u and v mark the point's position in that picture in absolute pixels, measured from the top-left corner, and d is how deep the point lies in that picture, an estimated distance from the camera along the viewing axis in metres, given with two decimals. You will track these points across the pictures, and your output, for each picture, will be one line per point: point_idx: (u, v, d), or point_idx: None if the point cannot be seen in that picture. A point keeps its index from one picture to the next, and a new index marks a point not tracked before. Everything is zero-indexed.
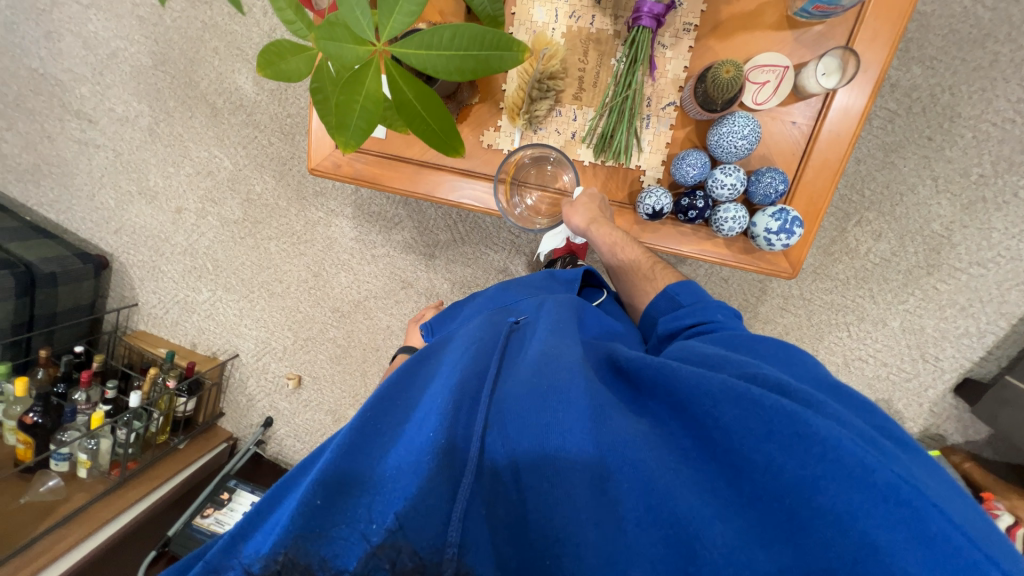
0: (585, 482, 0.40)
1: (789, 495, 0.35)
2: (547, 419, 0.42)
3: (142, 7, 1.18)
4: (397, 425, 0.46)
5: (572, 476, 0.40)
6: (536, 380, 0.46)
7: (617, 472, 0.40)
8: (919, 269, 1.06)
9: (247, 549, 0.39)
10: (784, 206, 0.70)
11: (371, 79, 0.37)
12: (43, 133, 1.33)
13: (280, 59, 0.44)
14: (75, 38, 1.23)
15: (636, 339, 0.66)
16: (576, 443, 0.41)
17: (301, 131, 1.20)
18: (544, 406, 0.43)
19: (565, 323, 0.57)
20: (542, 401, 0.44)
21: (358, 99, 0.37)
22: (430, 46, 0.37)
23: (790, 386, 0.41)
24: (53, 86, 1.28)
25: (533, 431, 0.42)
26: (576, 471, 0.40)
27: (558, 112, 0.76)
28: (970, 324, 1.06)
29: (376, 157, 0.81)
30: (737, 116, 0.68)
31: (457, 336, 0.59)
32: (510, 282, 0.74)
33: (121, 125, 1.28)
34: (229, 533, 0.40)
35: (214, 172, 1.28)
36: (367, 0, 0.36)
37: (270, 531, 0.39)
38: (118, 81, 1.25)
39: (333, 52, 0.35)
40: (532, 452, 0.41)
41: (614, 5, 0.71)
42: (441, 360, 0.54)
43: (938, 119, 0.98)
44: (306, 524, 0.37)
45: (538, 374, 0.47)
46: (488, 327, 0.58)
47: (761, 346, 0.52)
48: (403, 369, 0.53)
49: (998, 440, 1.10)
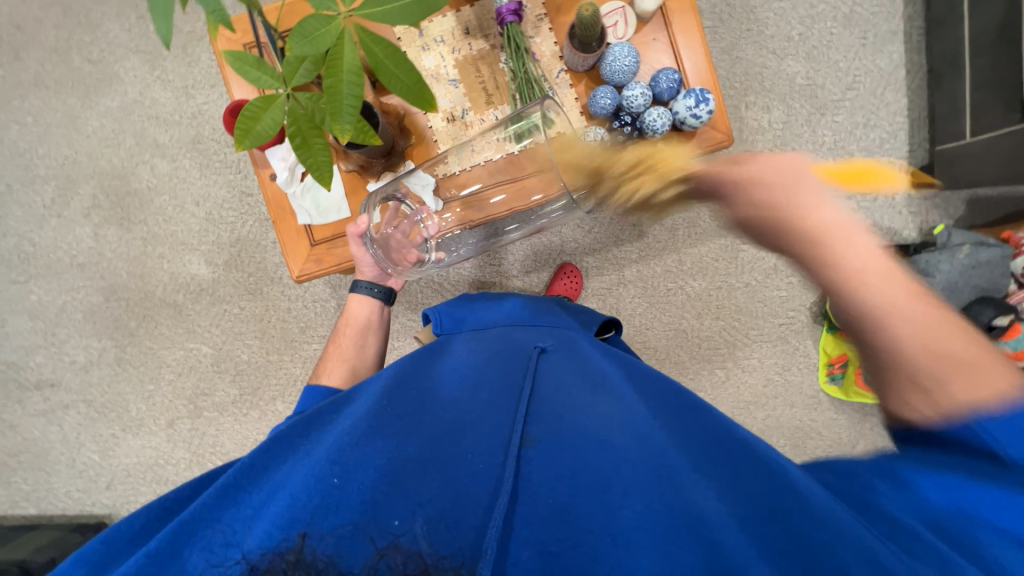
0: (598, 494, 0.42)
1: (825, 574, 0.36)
2: (591, 453, 0.44)
3: (80, 255, 1.23)
4: (422, 431, 0.45)
5: (571, 466, 0.43)
6: (585, 415, 0.49)
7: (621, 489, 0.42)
8: (814, 114, 1.24)
9: (228, 548, 0.36)
10: (689, 89, 0.84)
11: (347, 51, 0.43)
12: (5, 425, 1.25)
13: (255, 122, 0.51)
14: (20, 314, 1.24)
15: (599, 351, 0.70)
16: (584, 473, 0.43)
17: (266, 283, 1.23)
18: (588, 438, 0.46)
19: (582, 363, 0.63)
20: (583, 432, 0.47)
21: (342, 75, 0.43)
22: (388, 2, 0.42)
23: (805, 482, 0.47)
24: (6, 372, 1.24)
25: (563, 454, 0.44)
26: (601, 496, 0.41)
27: (482, 120, 0.88)
28: (882, 133, 1.24)
29: (349, 235, 0.89)
30: (613, 46, 0.82)
31: (480, 354, 0.63)
32: (530, 299, 0.86)
33: (86, 372, 1.24)
34: (182, 518, 0.38)
35: (196, 365, 1.24)
36: None
37: (262, 525, 0.37)
38: (74, 331, 1.24)
39: (309, 38, 0.41)
40: (556, 478, 0.43)
41: (479, 27, 0.87)
42: (479, 374, 0.56)
43: (744, 15, 1.22)
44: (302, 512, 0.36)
45: (582, 409, 0.51)
46: (510, 351, 0.63)
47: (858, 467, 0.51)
48: (415, 370, 0.56)
49: (976, 202, 1.21)
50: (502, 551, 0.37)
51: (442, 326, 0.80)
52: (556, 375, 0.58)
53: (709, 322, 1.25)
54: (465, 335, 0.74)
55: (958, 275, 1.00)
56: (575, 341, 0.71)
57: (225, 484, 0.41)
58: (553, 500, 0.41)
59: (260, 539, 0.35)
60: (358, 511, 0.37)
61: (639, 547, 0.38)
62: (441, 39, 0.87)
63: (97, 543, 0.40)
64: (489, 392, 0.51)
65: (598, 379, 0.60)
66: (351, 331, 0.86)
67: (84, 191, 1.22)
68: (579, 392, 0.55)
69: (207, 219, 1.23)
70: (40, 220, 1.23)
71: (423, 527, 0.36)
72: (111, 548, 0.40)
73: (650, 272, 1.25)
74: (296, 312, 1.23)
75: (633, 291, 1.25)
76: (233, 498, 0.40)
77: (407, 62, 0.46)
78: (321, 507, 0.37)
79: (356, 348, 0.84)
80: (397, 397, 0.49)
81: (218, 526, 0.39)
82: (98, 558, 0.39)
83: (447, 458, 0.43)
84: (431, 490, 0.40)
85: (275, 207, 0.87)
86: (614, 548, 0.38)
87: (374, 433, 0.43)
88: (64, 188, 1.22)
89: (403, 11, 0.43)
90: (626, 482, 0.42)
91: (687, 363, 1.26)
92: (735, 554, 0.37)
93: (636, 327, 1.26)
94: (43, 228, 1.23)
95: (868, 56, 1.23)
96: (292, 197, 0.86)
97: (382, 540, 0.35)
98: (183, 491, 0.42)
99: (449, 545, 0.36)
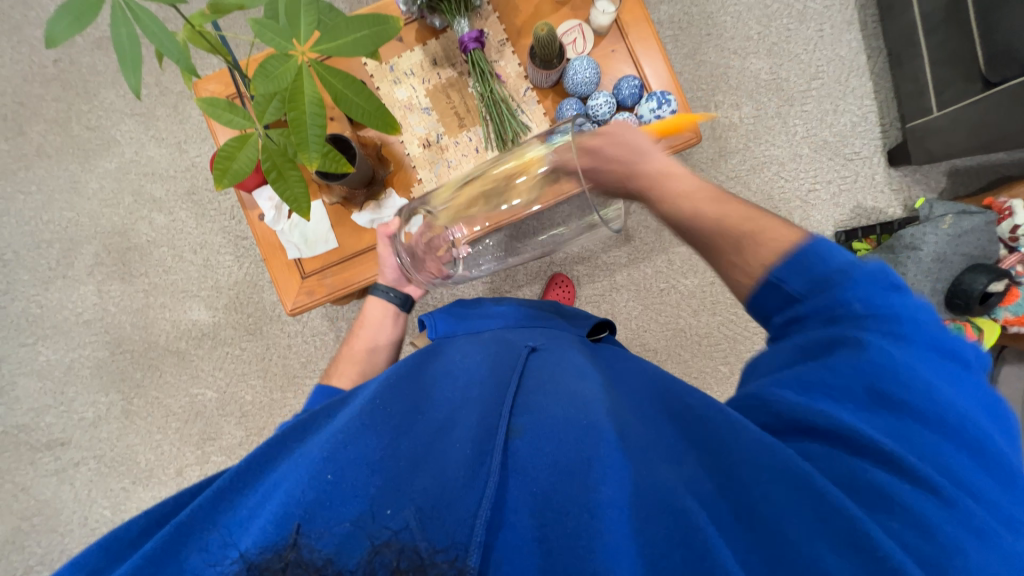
0: (589, 479, 0.42)
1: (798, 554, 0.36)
2: (580, 441, 0.45)
3: (85, 312, 1.27)
4: (414, 429, 0.45)
5: (561, 455, 0.44)
6: (573, 404, 0.50)
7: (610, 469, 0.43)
8: (782, 106, 1.27)
9: (220, 553, 0.35)
10: (651, 92, 0.87)
11: (307, 85, 0.46)
12: (17, 488, 1.26)
13: (231, 161, 0.54)
14: (29, 377, 1.27)
15: (583, 348, 0.71)
16: (573, 460, 0.43)
17: (266, 322, 1.26)
18: (579, 426, 0.46)
19: (566, 358, 0.64)
20: (574, 420, 0.47)
21: (305, 107, 0.47)
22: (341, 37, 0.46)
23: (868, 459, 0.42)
24: (17, 434, 1.26)
25: (553, 444, 0.45)
26: (592, 481, 0.42)
27: (457, 143, 0.91)
28: (852, 118, 1.26)
29: (339, 263, 0.91)
30: (573, 61, 0.86)
31: (467, 356, 0.64)
32: (521, 302, 0.87)
33: (95, 427, 1.26)
34: (178, 521, 0.36)
35: (201, 410, 1.25)
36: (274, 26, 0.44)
37: (255, 526, 0.36)
38: (82, 388, 1.26)
39: (269, 77, 0.45)
40: (548, 468, 0.43)
41: (446, 58, 0.91)
42: (470, 375, 0.57)
43: (702, 21, 1.28)
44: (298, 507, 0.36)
45: (570, 398, 0.51)
46: (498, 351, 0.64)
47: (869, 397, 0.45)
48: (406, 371, 0.56)
49: (956, 174, 1.22)
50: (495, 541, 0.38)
51: (438, 331, 0.81)
52: (545, 370, 0.58)
53: (706, 318, 1.25)
54: (457, 339, 0.75)
55: (945, 245, 1.00)
56: (563, 341, 0.72)
57: (221, 487, 0.39)
58: (539, 488, 0.42)
59: (253, 538, 0.34)
60: (352, 507, 0.37)
61: (614, 527, 0.39)
62: (410, 71, 0.91)
63: (93, 546, 0.37)
64: (477, 390, 0.53)
65: (585, 372, 0.60)
66: (366, 331, 0.85)
67: (87, 250, 1.27)
68: (567, 384, 0.55)
69: (205, 266, 1.27)
70: (47, 282, 1.27)
71: (417, 520, 0.36)
72: (109, 552, 0.37)
73: (641, 274, 1.26)
74: (296, 348, 1.25)
75: (626, 294, 1.26)
76: (223, 501, 0.38)
77: (365, 89, 0.49)
78: (316, 504, 0.37)
79: (371, 348, 0.83)
80: (389, 396, 0.49)
81: (211, 527, 0.37)
82: (96, 564, 0.36)
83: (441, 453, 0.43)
84: (425, 486, 0.39)
85: (265, 245, 0.90)
86: (604, 531, 0.39)
87: (367, 428, 0.43)
88: (69, 250, 1.27)
89: (359, 46, 0.47)
90: (618, 468, 0.43)
91: (689, 362, 1.25)
92: (704, 521, 0.38)
93: (634, 330, 1.26)
94: (50, 290, 1.27)
95: (827, 46, 1.27)
96: (280, 234, 0.89)
97: (378, 539, 0.34)
98: (179, 495, 0.40)
99: (445, 540, 0.36)
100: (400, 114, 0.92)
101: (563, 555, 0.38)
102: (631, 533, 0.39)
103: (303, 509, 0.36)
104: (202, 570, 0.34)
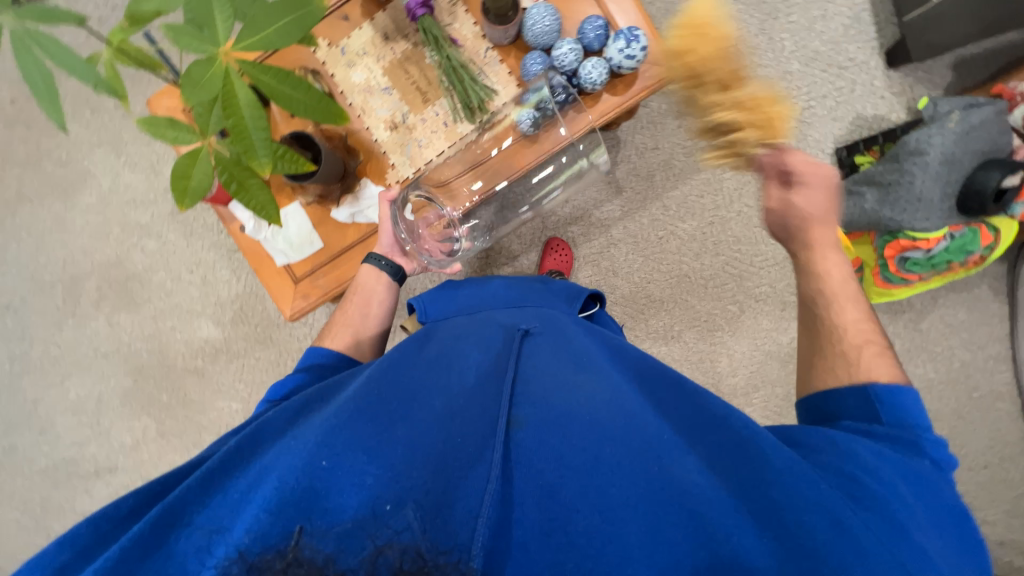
0: (585, 476, 0.44)
1: (820, 556, 0.40)
2: (579, 439, 0.47)
3: (102, 345, 1.30)
4: (409, 416, 0.47)
5: (559, 450, 0.46)
6: (572, 398, 0.51)
7: (606, 469, 0.45)
8: (765, 21, 1.18)
9: (220, 540, 0.38)
10: (618, 31, 0.80)
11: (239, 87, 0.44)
12: (80, 515, 1.34)
13: (188, 180, 0.53)
14: (65, 413, 1.32)
15: (569, 318, 0.73)
16: (569, 457, 0.46)
17: (274, 329, 1.27)
18: (577, 421, 0.48)
19: (564, 339, 0.64)
20: (572, 416, 0.49)
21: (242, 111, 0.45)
22: (263, 29, 0.43)
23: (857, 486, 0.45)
24: (67, 467, 1.33)
25: (552, 441, 0.47)
26: (590, 482, 0.44)
27: (424, 120, 0.87)
28: (843, 21, 1.17)
29: (328, 262, 0.90)
30: (530, 11, 0.81)
31: (458, 335, 0.65)
32: (514, 278, 0.86)
33: (136, 451, 1.32)
34: (166, 503, 0.40)
35: (230, 421, 1.30)
36: (191, 28, 0.41)
37: (252, 511, 0.38)
38: (116, 416, 1.32)
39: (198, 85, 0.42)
40: (547, 466, 0.45)
41: (397, 30, 0.86)
42: (464, 359, 0.58)
43: None
44: (289, 496, 0.38)
45: (565, 390, 0.53)
46: (492, 332, 0.65)
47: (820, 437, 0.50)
48: (398, 351, 0.58)
49: (962, 66, 1.13)
50: (490, 534, 0.41)
51: (428, 316, 0.81)
52: (542, 359, 0.59)
53: (710, 260, 1.22)
54: (450, 321, 0.75)
55: (953, 145, 0.94)
56: (559, 321, 0.71)
57: (210, 470, 0.43)
58: (547, 485, 0.45)
59: (249, 529, 0.37)
60: (350, 499, 0.39)
61: (628, 522, 0.42)
62: (363, 51, 0.87)
63: (85, 522, 0.41)
64: (475, 378, 0.54)
65: (584, 358, 0.60)
66: (358, 298, 0.80)
67: (89, 285, 1.29)
68: (566, 373, 0.56)
69: (204, 283, 1.28)
70: (59, 322, 1.30)
71: (415, 516, 0.39)
72: (98, 531, 0.41)
73: (637, 225, 1.22)
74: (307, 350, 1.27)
75: (625, 248, 1.23)
76: (216, 480, 0.43)
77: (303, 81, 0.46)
78: (312, 495, 0.39)
79: (362, 317, 0.78)
80: (381, 384, 0.50)
81: (202, 510, 0.41)
82: (84, 544, 0.40)
83: (436, 444, 0.45)
84: (424, 480, 0.41)
85: (252, 256, 0.90)
86: (603, 529, 0.42)
87: (359, 418, 0.44)
88: (72, 288, 1.29)
89: (290, 36, 0.43)
90: (614, 466, 0.45)
91: (697, 306, 1.23)
92: (717, 523, 0.42)
93: (637, 283, 1.24)
94: (63, 329, 1.30)
95: None
96: (264, 242, 0.88)
97: (380, 539, 0.37)
98: (165, 478, 0.43)
99: (446, 540, 0.39)
100: (361, 99, 0.88)
101: (573, 555, 0.41)
102: (631, 531, 0.42)
103: (299, 504, 0.38)
104: (202, 550, 0.37)
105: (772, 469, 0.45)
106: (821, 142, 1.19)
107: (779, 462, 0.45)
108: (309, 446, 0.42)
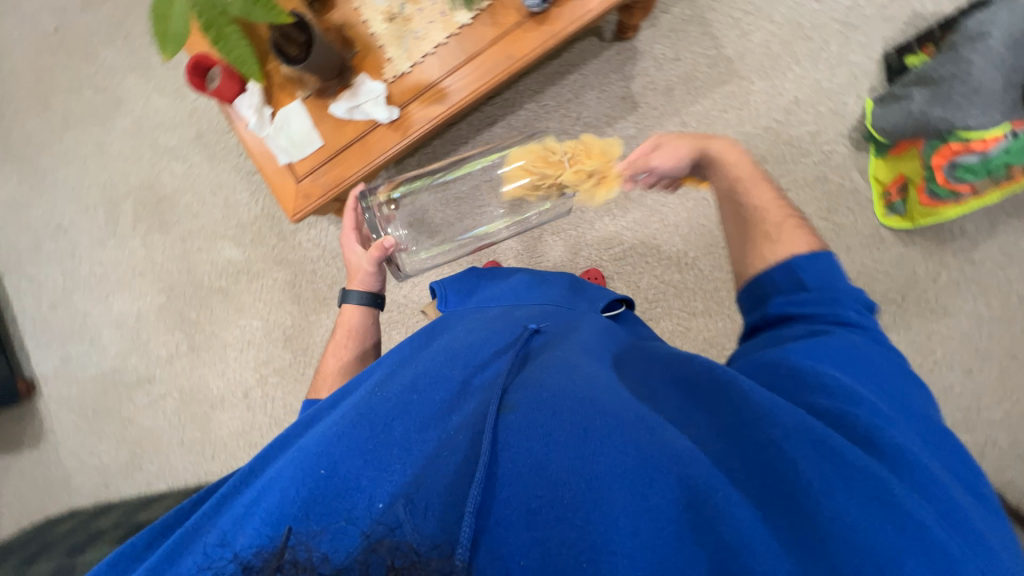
0: (584, 451, 0.39)
1: (808, 492, 0.36)
2: (578, 417, 0.42)
3: (140, 264, 1.40)
4: (407, 416, 0.46)
5: (552, 428, 0.41)
6: (571, 381, 0.47)
7: (606, 441, 0.39)
8: None
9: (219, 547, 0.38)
10: None
11: None
12: (123, 420, 1.44)
13: (165, 22, 0.57)
14: (110, 326, 1.44)
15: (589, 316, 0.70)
16: (562, 439, 0.40)
17: (291, 251, 1.33)
18: (577, 400, 0.44)
19: (574, 335, 0.60)
20: (569, 395, 0.44)
21: None
22: None
23: (895, 438, 0.40)
24: (112, 376, 1.44)
25: (547, 414, 0.43)
26: (595, 463, 0.38)
27: (421, 10, 0.85)
28: None
29: (328, 162, 0.90)
30: None
31: (462, 334, 0.64)
32: (537, 274, 0.84)
33: (170, 363, 1.41)
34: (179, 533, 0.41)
35: (253, 338, 1.37)
36: None
37: (253, 521, 0.38)
38: (153, 331, 1.42)
39: None
40: (538, 446, 0.40)
41: None
42: (464, 355, 0.56)
43: None
44: (288, 508, 0.38)
45: (569, 375, 0.48)
46: (502, 328, 0.63)
47: (812, 360, 0.48)
48: (400, 360, 0.59)
49: None
50: (478, 533, 0.36)
51: (448, 302, 0.80)
52: (552, 354, 0.55)
53: None
54: (467, 312, 0.75)
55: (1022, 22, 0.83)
56: (573, 320, 0.67)
57: (221, 496, 0.44)
58: (532, 462, 0.39)
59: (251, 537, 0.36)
60: (346, 500, 0.39)
61: (615, 495, 0.36)
62: None
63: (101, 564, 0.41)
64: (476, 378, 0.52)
65: (593, 347, 0.57)
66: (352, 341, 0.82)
67: (126, 207, 1.38)
68: (573, 359, 0.53)
69: (227, 206, 1.34)
70: (102, 242, 1.41)
71: (408, 512, 0.36)
72: (114, 567, 0.42)
73: None
74: (322, 272, 1.32)
75: None
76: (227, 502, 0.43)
77: None
78: (313, 494, 0.39)
79: (355, 355, 0.80)
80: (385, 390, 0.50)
81: (212, 524, 0.41)
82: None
83: (428, 450, 0.43)
84: (414, 477, 0.40)
85: (255, 154, 0.92)
86: (606, 518, 0.35)
87: (361, 423, 0.45)
88: (112, 209, 1.39)
89: None
90: (616, 434, 0.40)
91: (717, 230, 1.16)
92: (708, 477, 0.37)
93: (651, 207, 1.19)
94: (106, 248, 1.41)
95: None
96: (267, 139, 0.90)
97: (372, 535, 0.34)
98: (181, 507, 0.46)
99: (434, 532, 0.35)
100: None
101: (570, 541, 0.35)
102: (637, 507, 0.36)
103: (295, 510, 0.38)
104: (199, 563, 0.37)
105: (757, 413, 0.41)
106: (865, 46, 1.08)
107: (761, 403, 0.42)
108: (311, 456, 0.42)
